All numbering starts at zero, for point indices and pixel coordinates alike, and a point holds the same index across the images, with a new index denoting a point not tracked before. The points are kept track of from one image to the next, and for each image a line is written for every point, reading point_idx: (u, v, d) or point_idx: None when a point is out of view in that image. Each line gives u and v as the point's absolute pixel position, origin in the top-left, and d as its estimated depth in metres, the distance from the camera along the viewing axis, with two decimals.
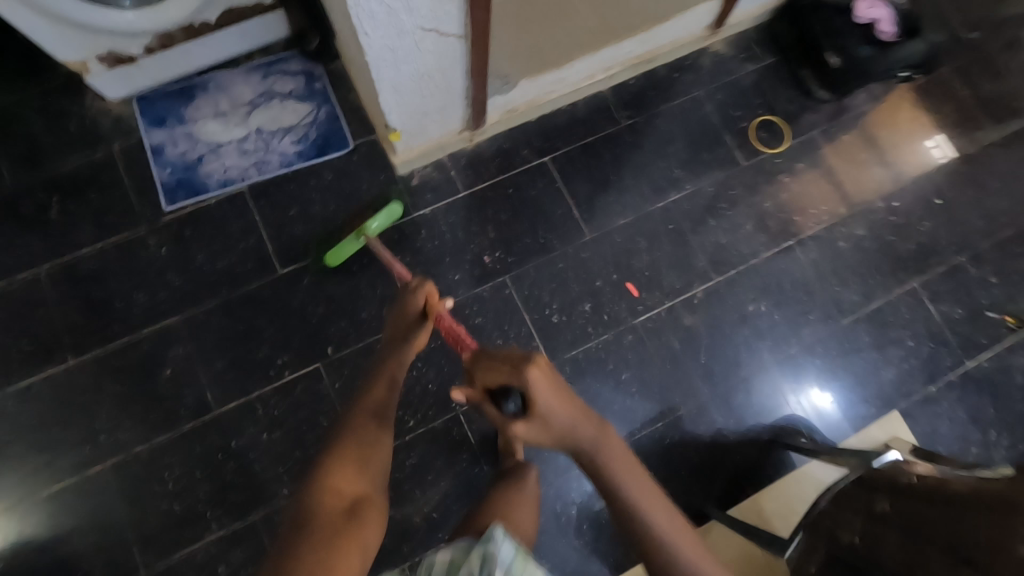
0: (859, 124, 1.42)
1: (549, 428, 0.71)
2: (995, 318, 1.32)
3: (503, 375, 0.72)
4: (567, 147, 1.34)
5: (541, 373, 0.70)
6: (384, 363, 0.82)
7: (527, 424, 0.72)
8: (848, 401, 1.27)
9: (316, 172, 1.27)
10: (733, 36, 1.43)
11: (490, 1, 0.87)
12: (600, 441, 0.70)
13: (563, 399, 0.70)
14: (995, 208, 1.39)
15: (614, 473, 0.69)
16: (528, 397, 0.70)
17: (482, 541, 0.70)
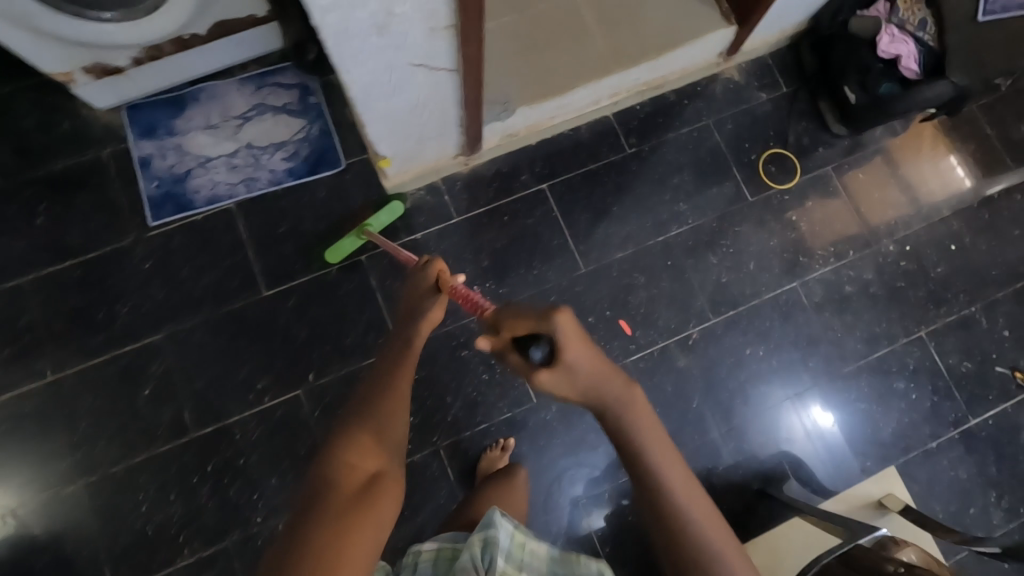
0: (874, 161, 1.35)
1: (577, 380, 0.65)
2: (1004, 373, 1.27)
3: (529, 323, 0.66)
4: (568, 174, 1.29)
5: (572, 322, 0.65)
6: (403, 334, 0.77)
7: (553, 373, 0.64)
8: (845, 453, 1.23)
9: (305, 189, 1.23)
10: (748, 62, 1.37)
11: (485, 37, 0.81)
12: (625, 398, 0.66)
13: (591, 348, 0.66)
14: (1014, 256, 1.32)
15: (634, 432, 0.65)
16: (556, 343, 0.64)
17: (482, 525, 0.76)
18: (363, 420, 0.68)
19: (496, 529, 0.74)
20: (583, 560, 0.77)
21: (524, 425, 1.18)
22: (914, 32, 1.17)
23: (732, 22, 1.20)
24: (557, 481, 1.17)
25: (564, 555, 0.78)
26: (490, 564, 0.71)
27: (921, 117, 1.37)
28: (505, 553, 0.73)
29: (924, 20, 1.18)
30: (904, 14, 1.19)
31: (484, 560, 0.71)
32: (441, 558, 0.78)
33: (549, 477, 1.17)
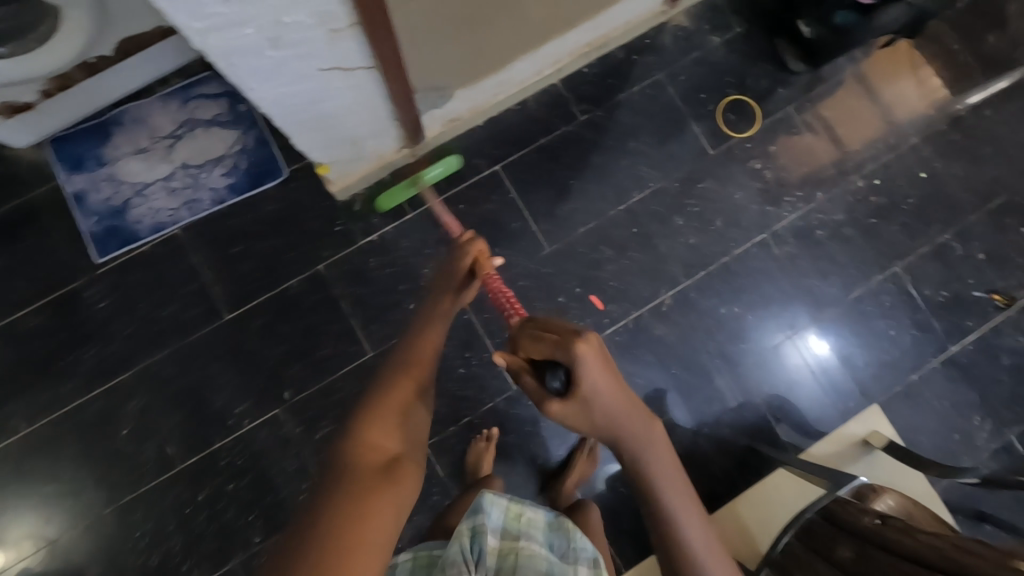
0: (836, 96, 1.30)
1: (590, 410, 0.70)
2: (983, 297, 1.26)
3: (550, 350, 0.69)
4: (520, 152, 1.23)
5: (595, 351, 0.67)
6: (422, 325, 0.82)
7: (568, 403, 0.69)
8: (830, 397, 1.23)
9: (251, 205, 1.18)
10: (696, 5, 1.29)
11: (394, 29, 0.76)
12: (637, 429, 0.74)
13: (609, 378, 0.69)
14: (986, 176, 1.29)
15: (640, 442, 0.74)
16: (574, 375, 0.68)
17: (470, 514, 0.80)
18: (386, 400, 0.71)
19: (484, 515, 0.78)
20: (572, 527, 0.84)
21: (506, 413, 1.18)
22: None
23: None
24: (545, 464, 1.18)
25: (557, 522, 0.84)
26: (483, 547, 0.76)
27: (882, 42, 1.30)
28: (497, 531, 0.78)
29: None
30: None
31: (475, 547, 0.76)
32: (418, 564, 0.79)
33: (538, 460, 1.18)
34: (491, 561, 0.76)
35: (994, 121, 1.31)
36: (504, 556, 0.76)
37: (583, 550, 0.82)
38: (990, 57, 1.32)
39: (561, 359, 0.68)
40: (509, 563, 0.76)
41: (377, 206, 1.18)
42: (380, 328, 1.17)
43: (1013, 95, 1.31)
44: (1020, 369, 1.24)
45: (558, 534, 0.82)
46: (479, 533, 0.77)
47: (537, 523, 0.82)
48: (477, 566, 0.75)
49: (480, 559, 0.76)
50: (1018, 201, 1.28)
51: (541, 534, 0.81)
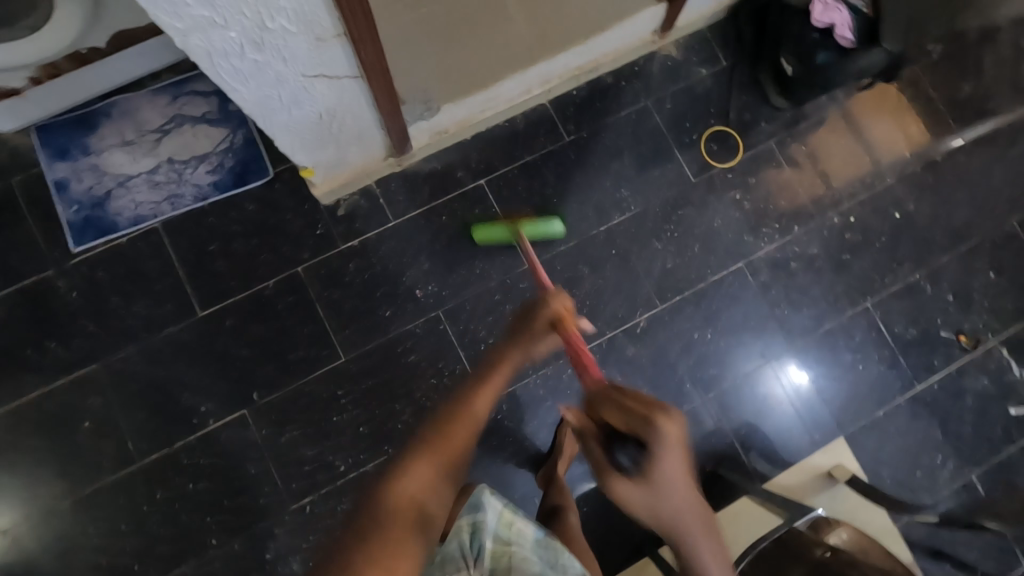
0: (817, 134, 1.33)
1: (656, 498, 0.69)
2: (949, 337, 1.28)
3: (631, 422, 0.70)
4: (505, 168, 1.25)
5: (676, 434, 0.68)
6: (489, 367, 0.72)
7: (638, 485, 0.69)
8: (804, 425, 1.24)
9: (233, 203, 1.19)
10: (686, 36, 1.32)
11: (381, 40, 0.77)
12: (698, 529, 0.72)
13: (682, 468, 0.69)
14: (957, 220, 1.32)
15: (704, 557, 0.72)
16: (651, 455, 0.68)
17: (468, 510, 0.79)
18: (433, 451, 0.64)
19: (482, 513, 0.78)
20: (561, 547, 0.80)
21: None
22: None
23: None
24: (511, 477, 1.19)
25: (546, 540, 0.79)
26: (482, 545, 0.76)
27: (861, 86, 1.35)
28: (493, 531, 0.77)
29: None
30: None
31: (474, 544, 0.76)
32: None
33: (503, 474, 1.19)
34: (487, 560, 0.75)
35: (966, 166, 1.35)
36: (499, 557, 0.76)
37: (573, 567, 0.78)
38: (965, 106, 1.37)
39: (640, 434, 0.69)
40: (504, 565, 0.75)
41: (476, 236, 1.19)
42: (354, 333, 1.16)
43: (986, 143, 1.36)
44: (982, 409, 1.26)
45: (547, 551, 0.78)
46: (478, 530, 0.76)
47: (524, 538, 0.78)
48: (475, 564, 0.74)
49: (477, 557, 0.75)
50: (987, 245, 1.32)
51: (530, 547, 0.78)
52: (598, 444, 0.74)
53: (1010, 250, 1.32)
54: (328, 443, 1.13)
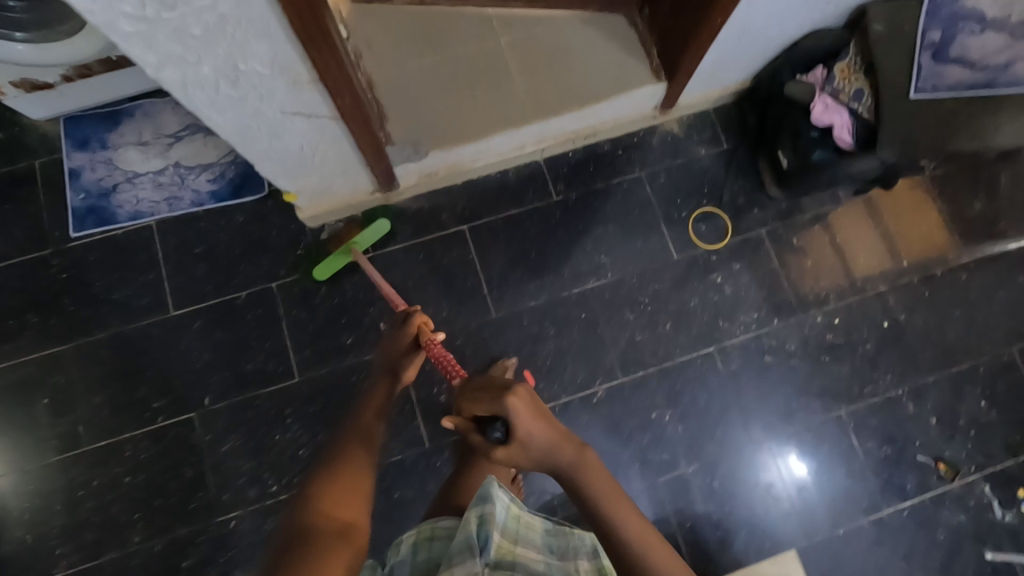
0: (812, 229, 1.31)
1: (528, 452, 0.73)
2: (927, 463, 1.21)
3: (486, 406, 0.73)
4: (490, 218, 1.27)
5: (523, 401, 0.72)
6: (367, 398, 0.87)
7: (516, 448, 0.73)
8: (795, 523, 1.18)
9: (225, 213, 1.25)
10: (690, 114, 1.33)
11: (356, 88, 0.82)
12: (579, 464, 0.75)
13: (542, 422, 0.73)
14: (951, 339, 1.26)
15: (594, 490, 0.75)
16: (510, 425, 0.72)
17: (477, 502, 0.79)
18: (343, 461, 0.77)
19: (492, 504, 0.78)
20: (572, 532, 0.86)
21: (413, 469, 1.17)
22: (846, 101, 1.11)
23: (660, 77, 1.18)
24: None
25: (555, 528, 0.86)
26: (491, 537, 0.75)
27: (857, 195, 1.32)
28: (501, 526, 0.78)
29: (860, 89, 1.11)
30: (840, 83, 1.13)
31: (482, 535, 0.75)
32: (420, 539, 0.79)
33: None
34: (492, 553, 0.74)
35: (968, 285, 1.29)
36: (503, 554, 0.75)
37: (584, 545, 0.83)
38: (975, 222, 1.32)
39: (496, 415, 0.72)
40: (508, 559, 0.75)
41: (316, 276, 1.21)
42: (312, 354, 1.19)
43: (992, 264, 1.30)
44: (954, 548, 1.17)
45: (558, 537, 0.84)
46: (489, 521, 0.76)
47: (533, 526, 0.83)
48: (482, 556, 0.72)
49: (484, 549, 0.74)
50: (980, 371, 1.25)
51: (539, 534, 0.83)
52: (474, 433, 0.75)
53: (1007, 381, 1.25)
54: (266, 458, 1.14)
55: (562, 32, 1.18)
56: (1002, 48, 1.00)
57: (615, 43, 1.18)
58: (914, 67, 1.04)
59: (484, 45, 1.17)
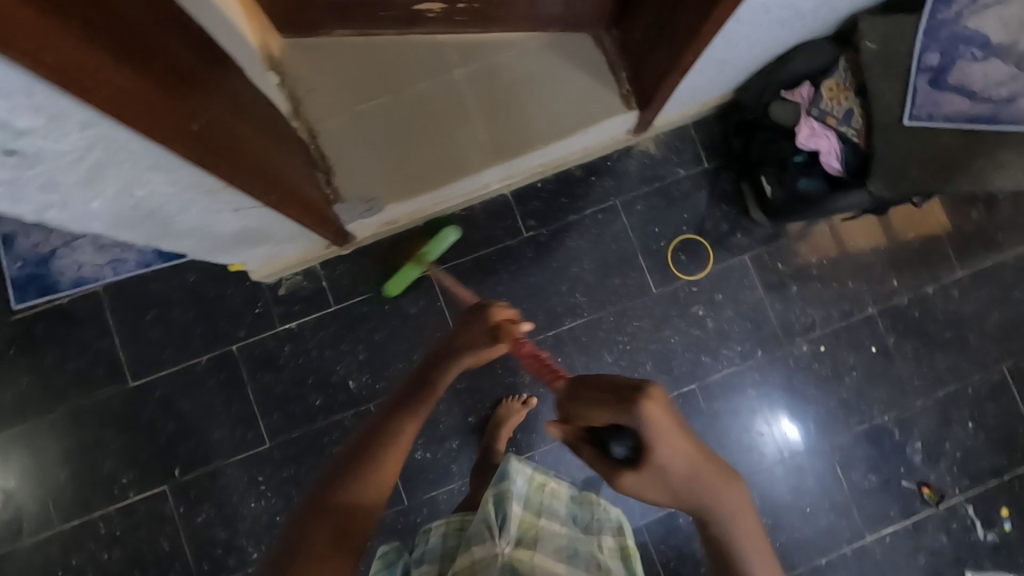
0: (798, 253, 1.24)
1: (662, 478, 0.60)
2: (912, 488, 1.20)
3: (608, 413, 0.59)
4: (455, 262, 1.20)
5: (665, 413, 0.57)
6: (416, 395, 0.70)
7: (645, 470, 0.59)
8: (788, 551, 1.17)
9: (176, 273, 1.17)
10: (667, 132, 1.23)
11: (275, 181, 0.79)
12: (719, 490, 0.62)
13: (686, 445, 0.59)
14: (940, 362, 1.22)
15: (727, 515, 0.63)
16: (647, 443, 0.58)
17: (493, 483, 0.84)
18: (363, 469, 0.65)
19: (506, 481, 0.82)
20: (594, 501, 0.92)
21: (394, 526, 1.16)
22: (836, 125, 1.02)
23: (633, 105, 1.07)
24: None
25: (580, 498, 0.92)
26: (511, 514, 0.78)
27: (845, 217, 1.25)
28: (521, 500, 0.82)
29: (849, 110, 1.02)
30: (828, 103, 1.02)
31: (498, 513, 0.77)
32: (450, 529, 0.80)
33: None
34: (514, 527, 0.76)
35: (960, 304, 1.24)
36: (525, 528, 0.78)
37: (607, 519, 0.89)
38: (971, 236, 1.25)
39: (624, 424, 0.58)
40: (531, 534, 0.77)
41: (387, 293, 1.17)
42: (281, 420, 1.16)
43: (988, 280, 1.24)
44: (934, 571, 1.18)
45: (582, 506, 0.90)
46: (508, 498, 0.79)
47: (558, 495, 0.89)
48: (503, 533, 0.74)
49: (505, 525, 0.76)
50: (968, 393, 1.22)
51: (563, 504, 0.88)
52: (590, 447, 0.63)
53: (996, 402, 1.22)
54: (243, 526, 1.12)
55: (521, 59, 1.06)
56: (1007, 80, 0.88)
57: (582, 68, 1.07)
58: (909, 92, 0.94)
59: (436, 79, 1.05)
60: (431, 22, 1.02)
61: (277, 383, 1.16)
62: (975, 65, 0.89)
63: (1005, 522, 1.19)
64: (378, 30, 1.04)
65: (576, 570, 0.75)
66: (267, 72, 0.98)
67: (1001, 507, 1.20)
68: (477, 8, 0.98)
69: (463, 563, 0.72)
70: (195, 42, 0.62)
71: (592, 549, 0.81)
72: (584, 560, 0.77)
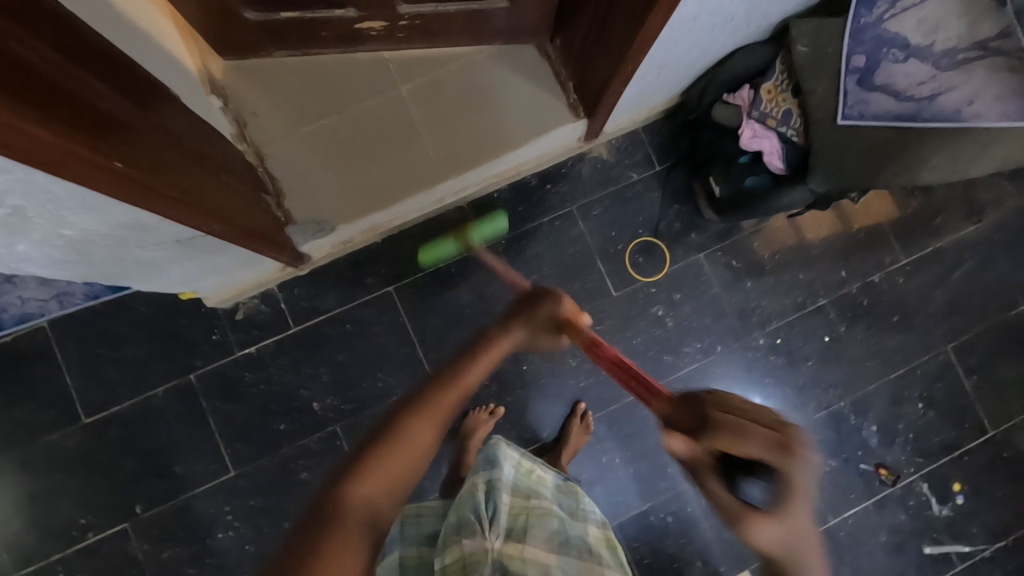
0: (751, 249, 1.27)
1: (792, 534, 0.51)
2: (870, 470, 1.24)
3: (756, 451, 0.50)
4: (415, 276, 1.19)
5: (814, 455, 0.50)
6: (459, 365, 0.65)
7: (774, 523, 0.51)
8: None
9: (127, 304, 1.14)
10: (618, 137, 1.25)
11: (224, 210, 0.79)
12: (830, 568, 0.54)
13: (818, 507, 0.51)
14: (889, 347, 1.27)
15: None
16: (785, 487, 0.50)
17: (483, 468, 0.81)
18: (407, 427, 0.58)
19: (498, 469, 0.80)
20: (578, 491, 0.92)
21: None
22: (775, 126, 1.05)
23: (580, 114, 1.08)
24: None
25: (564, 486, 0.91)
26: (500, 502, 0.75)
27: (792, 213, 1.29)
28: (509, 488, 0.79)
29: (788, 110, 1.05)
30: (767, 106, 1.06)
31: (489, 502, 0.74)
32: (410, 515, 0.79)
33: None
34: (504, 518, 0.73)
35: (905, 289, 1.29)
36: (514, 515, 0.74)
37: (591, 512, 0.88)
38: (911, 224, 1.31)
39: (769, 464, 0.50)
40: (522, 521, 0.74)
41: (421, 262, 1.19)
42: (246, 447, 1.13)
43: (929, 266, 1.30)
44: (896, 548, 1.22)
45: (567, 495, 0.89)
46: (495, 487, 0.76)
47: (543, 482, 0.88)
48: (492, 526, 0.70)
49: (494, 516, 0.72)
50: (917, 374, 1.27)
51: (550, 492, 0.87)
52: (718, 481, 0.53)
53: (943, 381, 1.28)
54: (211, 559, 1.10)
55: (469, 73, 1.07)
56: (928, 80, 0.92)
57: (528, 78, 1.08)
58: (840, 94, 0.97)
59: (384, 96, 1.05)
60: (374, 40, 1.02)
61: (239, 410, 1.14)
62: (899, 65, 0.94)
63: (958, 495, 1.25)
64: (321, 49, 1.03)
65: (568, 559, 0.71)
66: (208, 96, 0.97)
67: (954, 481, 1.25)
68: (418, 24, 0.99)
69: (449, 560, 0.67)
70: (119, 80, 0.62)
71: (581, 533, 0.79)
72: (573, 546, 0.74)
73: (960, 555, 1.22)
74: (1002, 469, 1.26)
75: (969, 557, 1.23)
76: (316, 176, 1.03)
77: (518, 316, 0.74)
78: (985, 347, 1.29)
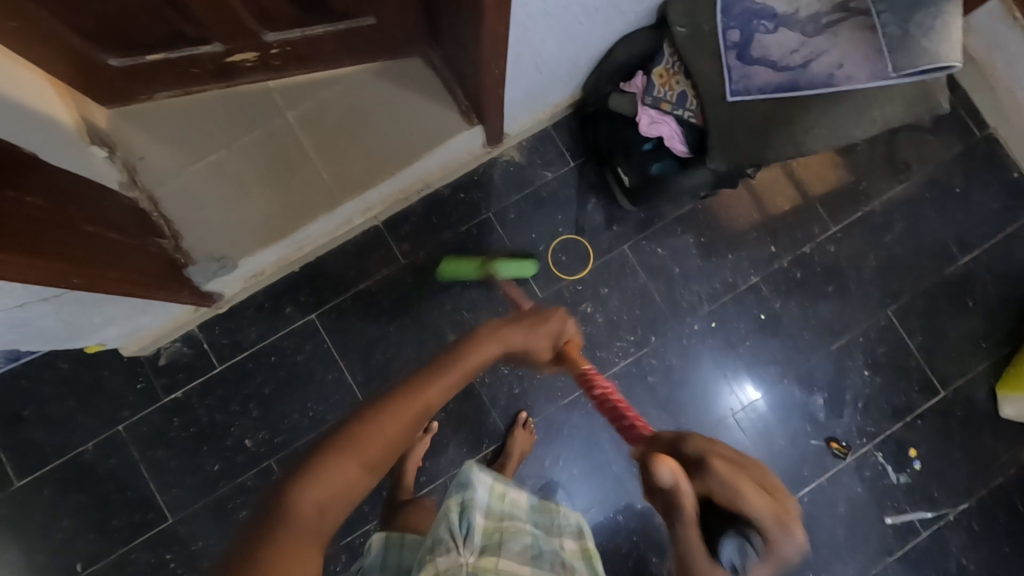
0: (675, 234, 1.25)
1: None
2: (822, 445, 1.22)
3: (757, 511, 0.55)
4: (336, 300, 1.18)
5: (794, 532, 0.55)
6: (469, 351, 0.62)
7: None
8: None
9: (49, 362, 1.14)
10: (527, 138, 1.24)
11: (90, 259, 0.78)
12: None
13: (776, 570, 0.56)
14: (826, 315, 1.25)
15: None
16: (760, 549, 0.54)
17: (456, 489, 0.69)
18: (384, 421, 0.56)
19: (473, 488, 0.68)
20: (554, 506, 0.75)
21: None
22: (671, 109, 1.02)
23: (474, 121, 1.07)
24: None
25: (539, 502, 0.75)
26: (474, 522, 0.65)
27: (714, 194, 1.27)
28: (482, 509, 0.67)
29: (683, 92, 1.03)
30: (661, 90, 1.03)
31: (463, 522, 0.64)
32: (392, 542, 0.71)
33: None
34: (478, 536, 0.64)
35: (838, 257, 1.27)
36: (491, 534, 0.65)
37: (569, 524, 0.74)
38: (836, 189, 1.29)
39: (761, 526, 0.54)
40: (497, 540, 0.64)
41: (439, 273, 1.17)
42: (180, 492, 1.12)
43: (860, 231, 1.28)
44: (856, 521, 1.20)
45: (542, 513, 0.74)
46: (468, 506, 0.65)
47: (520, 503, 0.72)
48: (466, 543, 0.62)
49: (468, 534, 0.63)
50: (859, 342, 1.25)
51: (524, 512, 0.71)
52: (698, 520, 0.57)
53: (887, 344, 1.25)
54: None
55: (354, 94, 1.07)
56: (798, 48, 0.95)
57: (417, 92, 1.07)
58: (724, 71, 0.98)
59: (271, 128, 1.05)
60: (251, 72, 1.01)
61: (170, 454, 1.13)
62: (770, 35, 0.96)
63: (915, 461, 1.22)
64: (201, 87, 1.02)
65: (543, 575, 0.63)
66: (89, 146, 0.95)
67: (909, 447, 1.22)
68: (290, 51, 0.98)
69: None
70: None
71: (557, 546, 0.69)
72: (550, 560, 0.65)
73: (923, 522, 1.19)
74: (957, 428, 1.23)
75: (932, 523, 1.20)
76: (213, 211, 1.03)
77: (517, 327, 0.67)
78: (925, 306, 1.26)
